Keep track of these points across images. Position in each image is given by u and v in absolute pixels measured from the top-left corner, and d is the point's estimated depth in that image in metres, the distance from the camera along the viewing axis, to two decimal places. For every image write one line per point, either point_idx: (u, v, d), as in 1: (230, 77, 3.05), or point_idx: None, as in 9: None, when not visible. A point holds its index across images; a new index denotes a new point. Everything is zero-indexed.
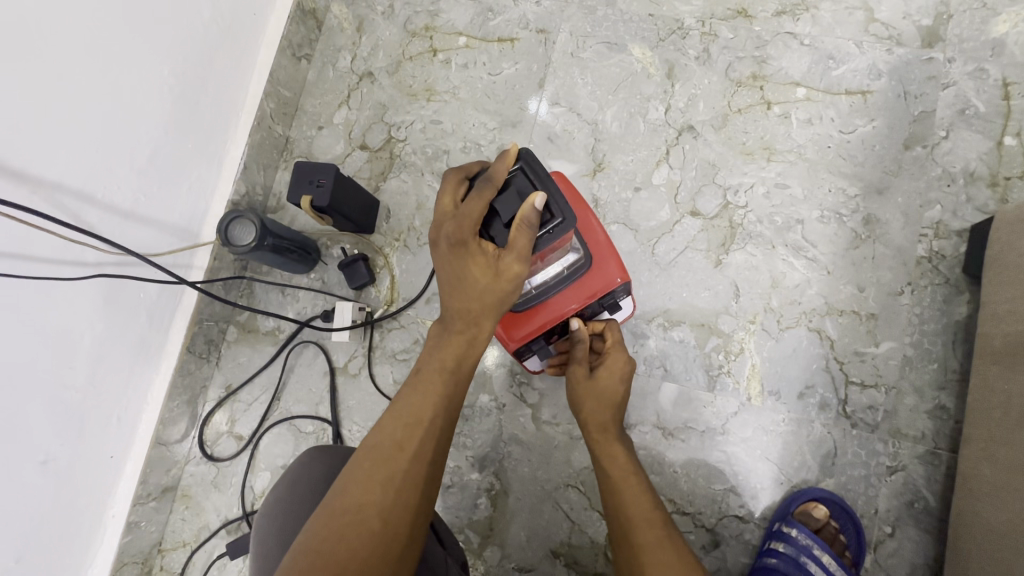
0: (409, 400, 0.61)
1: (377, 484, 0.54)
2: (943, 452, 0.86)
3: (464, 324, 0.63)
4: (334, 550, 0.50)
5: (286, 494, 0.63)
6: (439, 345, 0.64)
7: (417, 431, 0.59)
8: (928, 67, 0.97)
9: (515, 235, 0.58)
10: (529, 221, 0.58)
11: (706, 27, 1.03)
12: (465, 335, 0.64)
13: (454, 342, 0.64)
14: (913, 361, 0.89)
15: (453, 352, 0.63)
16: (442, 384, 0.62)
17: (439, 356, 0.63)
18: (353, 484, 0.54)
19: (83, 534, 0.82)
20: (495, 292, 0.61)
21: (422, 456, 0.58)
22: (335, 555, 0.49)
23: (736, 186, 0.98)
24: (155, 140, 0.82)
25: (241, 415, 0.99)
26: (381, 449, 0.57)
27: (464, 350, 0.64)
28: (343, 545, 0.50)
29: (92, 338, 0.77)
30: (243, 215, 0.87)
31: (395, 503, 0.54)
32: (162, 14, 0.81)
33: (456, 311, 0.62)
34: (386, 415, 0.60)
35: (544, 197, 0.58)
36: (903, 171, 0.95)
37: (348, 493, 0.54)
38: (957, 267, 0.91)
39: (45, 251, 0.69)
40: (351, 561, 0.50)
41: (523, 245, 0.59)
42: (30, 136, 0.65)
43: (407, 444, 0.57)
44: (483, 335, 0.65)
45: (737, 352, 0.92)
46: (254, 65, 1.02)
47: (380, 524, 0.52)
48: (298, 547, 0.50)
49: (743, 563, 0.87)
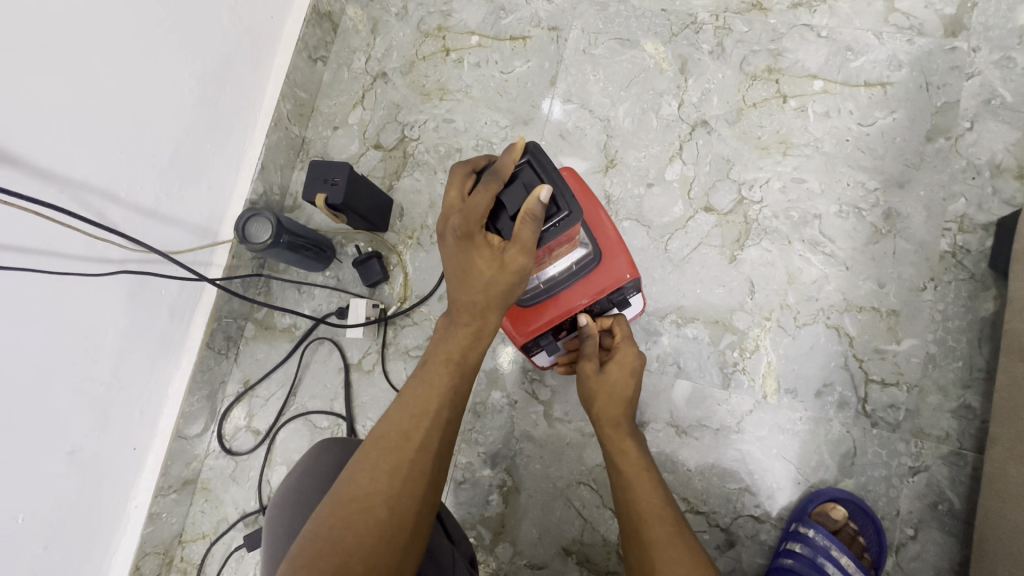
0: (416, 392, 0.61)
1: (383, 473, 0.55)
2: (968, 453, 0.83)
3: (470, 317, 0.63)
4: (341, 537, 0.51)
5: (297, 485, 0.64)
6: (446, 337, 0.65)
7: (423, 422, 0.59)
8: (951, 57, 0.95)
9: (520, 227, 0.58)
10: (533, 215, 0.58)
11: (720, 21, 1.02)
12: (472, 327, 0.64)
13: (461, 334, 0.64)
14: (937, 359, 0.87)
15: (460, 343, 0.64)
16: (449, 375, 0.62)
17: (445, 348, 0.64)
18: (360, 474, 0.55)
19: (107, 524, 0.84)
20: (501, 285, 0.61)
21: (428, 446, 0.58)
22: (342, 543, 0.50)
23: (752, 180, 0.96)
24: (176, 140, 0.85)
25: (259, 411, 1.01)
26: (389, 439, 0.57)
27: (469, 343, 0.64)
28: (350, 533, 0.51)
29: (116, 333, 0.79)
30: (260, 212, 0.89)
31: (402, 492, 0.54)
32: (183, 17, 0.83)
33: (462, 303, 0.63)
34: (394, 407, 0.61)
35: (550, 190, 0.58)
36: (925, 163, 0.92)
37: (356, 482, 0.54)
38: (983, 262, 0.88)
39: (70, 248, 0.71)
40: (357, 549, 0.51)
41: (527, 238, 0.59)
42: (58, 138, 0.68)
43: (413, 434, 0.58)
44: (489, 328, 0.65)
45: (752, 349, 0.91)
46: (272, 67, 1.04)
47: (386, 513, 0.53)
48: (308, 533, 0.52)
49: (759, 564, 0.85)
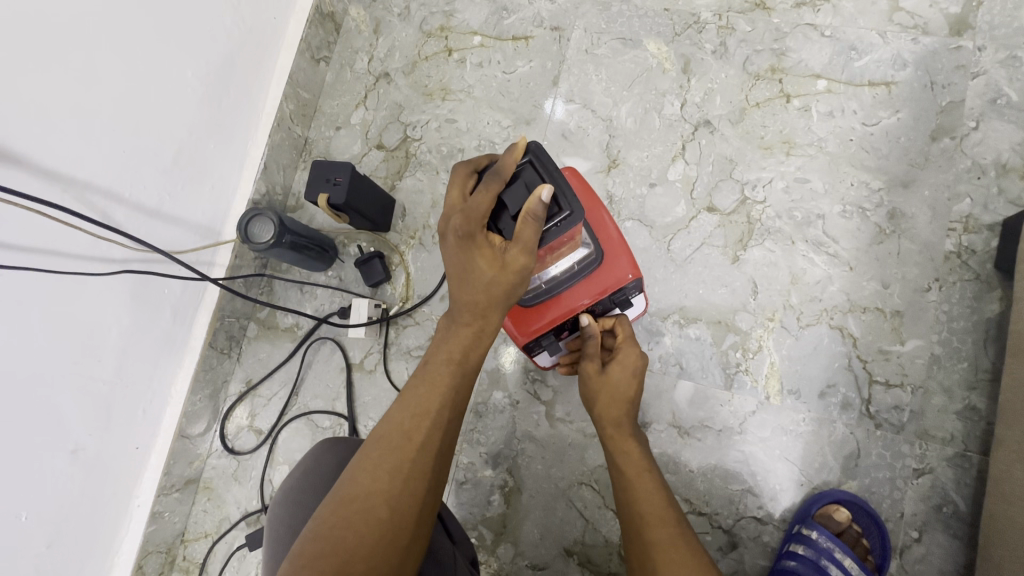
0: (417, 392, 0.61)
1: (384, 473, 0.55)
2: (973, 455, 0.82)
3: (472, 317, 0.63)
4: (342, 537, 0.51)
5: (298, 485, 0.65)
6: (446, 338, 0.65)
7: (424, 421, 0.59)
8: (956, 56, 0.94)
9: (521, 227, 0.58)
10: (535, 214, 0.58)
11: (723, 21, 1.02)
12: (472, 328, 0.64)
13: (461, 334, 0.64)
14: (941, 360, 0.86)
15: (460, 344, 0.64)
16: (449, 375, 0.62)
17: (446, 348, 0.64)
18: (361, 473, 0.55)
19: (110, 523, 0.85)
20: (501, 285, 0.61)
21: (429, 446, 0.58)
22: (343, 543, 0.50)
23: (755, 180, 0.96)
24: (179, 140, 0.85)
25: (261, 410, 1.01)
26: (390, 439, 0.57)
27: (471, 342, 0.64)
28: (351, 533, 0.51)
29: (119, 332, 0.80)
30: (262, 212, 0.89)
31: (403, 492, 0.54)
32: (186, 18, 0.83)
33: (463, 303, 0.63)
34: (394, 406, 0.61)
35: (551, 190, 0.58)
36: (930, 163, 0.92)
37: (357, 482, 0.54)
38: (989, 262, 0.87)
39: (74, 248, 0.71)
40: (358, 549, 0.51)
41: (528, 238, 0.59)
42: (61, 138, 0.68)
43: (414, 434, 0.58)
44: (491, 327, 0.65)
45: (755, 350, 0.91)
46: (274, 68, 1.05)
47: (387, 513, 0.53)
48: (308, 533, 0.52)
49: (762, 566, 0.85)
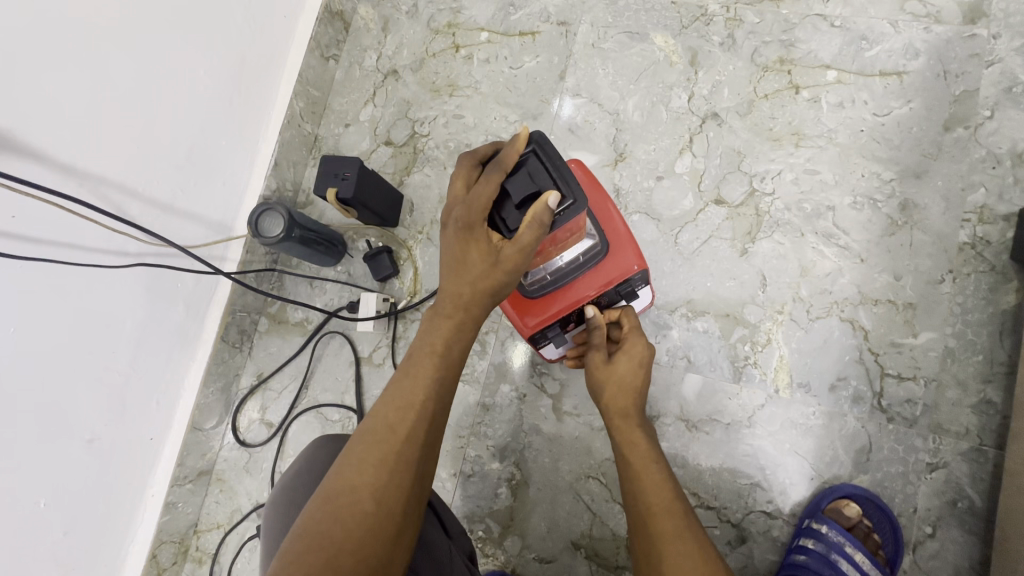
0: (401, 386, 0.61)
1: (370, 466, 0.55)
2: (988, 450, 0.81)
3: (453, 308, 0.64)
4: (329, 531, 0.51)
5: (291, 481, 0.65)
6: (430, 328, 0.65)
7: (409, 414, 0.59)
8: (970, 44, 0.92)
9: (522, 229, 0.59)
10: (541, 220, 0.58)
11: (730, 13, 1.02)
12: (454, 320, 0.64)
13: (443, 326, 0.64)
14: (955, 353, 0.84)
15: (442, 335, 0.64)
16: (433, 367, 0.62)
17: (429, 338, 0.64)
18: (347, 467, 0.55)
19: (124, 514, 0.86)
20: (488, 280, 0.62)
21: (414, 438, 0.58)
22: (330, 537, 0.51)
23: (763, 173, 0.95)
24: (191, 136, 0.86)
25: (272, 403, 1.02)
26: (375, 433, 0.58)
27: (452, 334, 0.64)
28: (338, 527, 0.51)
29: (133, 324, 0.81)
30: (272, 207, 0.90)
31: (390, 484, 0.55)
32: (198, 17, 0.85)
33: (449, 294, 0.63)
34: (379, 401, 0.61)
35: (558, 197, 0.57)
36: (943, 154, 0.90)
37: (342, 477, 0.55)
38: (1004, 253, 0.85)
39: (90, 241, 0.73)
40: (345, 541, 0.51)
41: (527, 239, 0.59)
42: (78, 132, 0.70)
43: (399, 426, 0.58)
44: (472, 321, 0.65)
45: (764, 343, 0.90)
46: (285, 66, 1.06)
47: (373, 505, 0.53)
48: (296, 527, 0.52)
49: (771, 561, 0.83)
